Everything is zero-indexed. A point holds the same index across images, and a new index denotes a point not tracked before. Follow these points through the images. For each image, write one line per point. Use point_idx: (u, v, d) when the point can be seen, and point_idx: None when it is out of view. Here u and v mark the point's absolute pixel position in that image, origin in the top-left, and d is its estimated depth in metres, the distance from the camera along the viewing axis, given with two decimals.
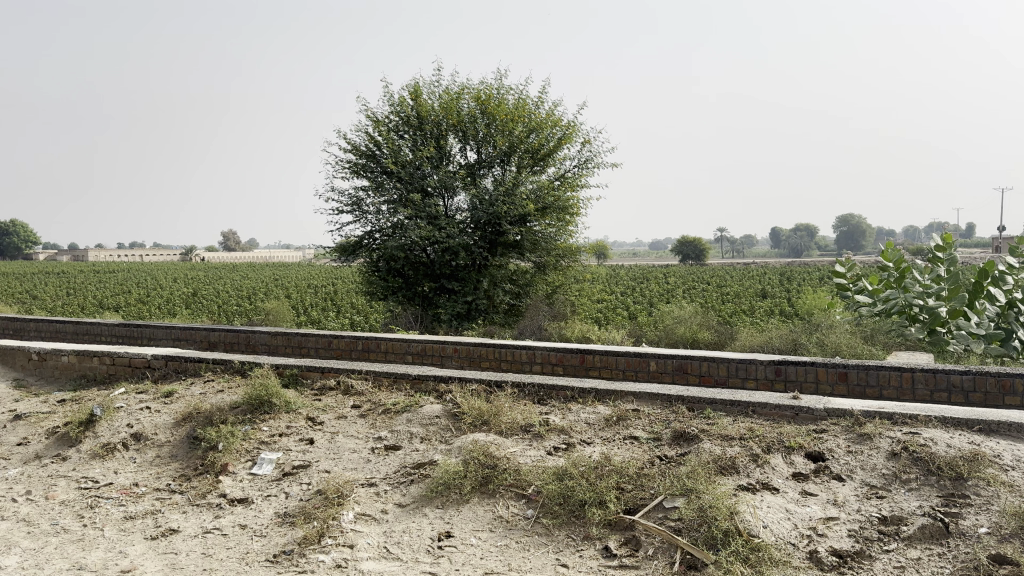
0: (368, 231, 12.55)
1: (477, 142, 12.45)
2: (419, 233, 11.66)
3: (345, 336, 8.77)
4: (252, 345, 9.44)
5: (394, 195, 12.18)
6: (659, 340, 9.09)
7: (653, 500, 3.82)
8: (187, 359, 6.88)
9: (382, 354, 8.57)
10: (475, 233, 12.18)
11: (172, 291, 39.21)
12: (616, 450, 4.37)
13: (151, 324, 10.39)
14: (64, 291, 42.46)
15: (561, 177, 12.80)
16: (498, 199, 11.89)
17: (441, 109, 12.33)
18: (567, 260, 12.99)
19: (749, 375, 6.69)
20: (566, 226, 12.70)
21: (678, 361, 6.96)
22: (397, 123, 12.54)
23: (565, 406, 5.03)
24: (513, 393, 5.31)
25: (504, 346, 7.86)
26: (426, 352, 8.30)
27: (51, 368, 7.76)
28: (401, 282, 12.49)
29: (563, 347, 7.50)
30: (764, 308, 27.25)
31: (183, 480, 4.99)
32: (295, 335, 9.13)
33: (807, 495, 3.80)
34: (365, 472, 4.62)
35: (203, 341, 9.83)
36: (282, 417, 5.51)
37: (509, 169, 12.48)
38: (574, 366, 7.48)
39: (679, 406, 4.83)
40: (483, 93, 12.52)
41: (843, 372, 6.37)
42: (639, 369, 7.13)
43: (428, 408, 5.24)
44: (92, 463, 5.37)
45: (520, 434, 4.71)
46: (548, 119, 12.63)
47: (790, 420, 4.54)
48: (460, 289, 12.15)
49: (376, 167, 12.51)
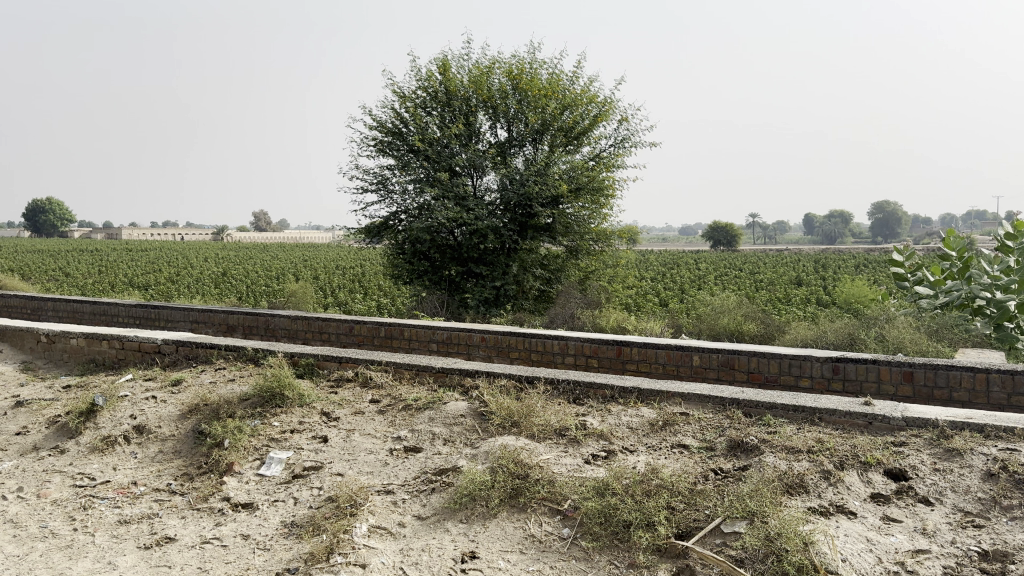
0: (393, 212, 12.10)
1: (508, 119, 11.88)
2: (447, 214, 11.18)
3: (368, 321, 8.33)
4: (271, 329, 9.04)
5: (420, 174, 11.70)
6: (699, 331, 8.54)
7: (709, 523, 3.31)
8: (197, 345, 6.47)
9: (405, 342, 8.12)
10: (504, 215, 11.66)
11: (202, 270, 39.26)
12: (664, 461, 3.87)
13: (168, 306, 10.05)
14: (96, 269, 42.78)
15: (597, 157, 12.21)
16: (530, 179, 11.34)
17: (471, 83, 11.80)
18: (601, 245, 12.44)
19: (804, 373, 6.14)
20: (600, 208, 12.13)
21: (724, 356, 6.40)
22: (425, 99, 12.03)
23: (603, 407, 4.52)
24: (546, 391, 4.80)
25: (535, 336, 7.36)
26: (452, 341, 7.85)
27: (60, 351, 7.43)
28: (427, 265, 12.03)
29: (598, 338, 6.98)
30: (799, 297, 26.48)
31: (185, 479, 4.58)
32: (315, 320, 8.71)
33: (890, 522, 3.25)
34: (381, 477, 4.16)
35: (221, 324, 9.47)
36: (294, 411, 5.07)
37: (542, 148, 11.91)
38: (610, 359, 6.97)
39: (734, 409, 4.29)
40: (515, 67, 11.96)
41: (909, 371, 5.81)
42: (681, 363, 6.61)
43: (453, 406, 4.76)
44: (90, 458, 4.99)
45: (554, 439, 4.21)
46: (583, 95, 12.04)
47: (862, 430, 3.99)
48: (488, 273, 11.67)
49: (402, 145, 12.03)
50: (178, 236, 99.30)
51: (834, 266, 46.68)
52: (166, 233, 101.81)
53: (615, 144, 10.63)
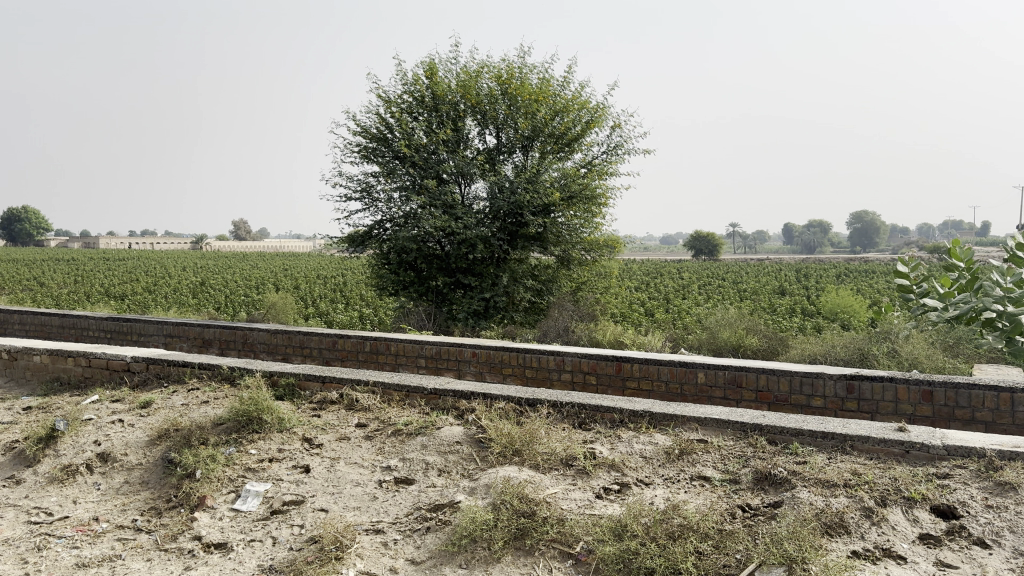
0: (378, 221, 11.70)
1: (497, 125, 11.53)
2: (434, 223, 10.80)
3: (352, 335, 7.91)
4: (250, 344, 8.59)
5: (406, 181, 11.32)
6: (700, 345, 8.21)
7: (743, 570, 2.93)
8: (169, 363, 6.03)
9: (392, 358, 7.71)
10: (494, 223, 11.28)
11: (180, 280, 38.57)
12: (685, 496, 3.49)
13: (141, 319, 9.57)
14: (71, 279, 41.88)
15: (589, 165, 11.89)
16: (520, 187, 10.99)
17: (459, 88, 11.46)
18: (593, 255, 12.11)
19: (816, 392, 5.81)
20: (592, 217, 11.80)
21: (731, 373, 6.06)
22: (411, 104, 11.67)
23: (612, 433, 4.14)
24: (549, 415, 4.42)
25: (529, 351, 6.98)
26: (441, 357, 7.45)
27: (22, 369, 6.95)
28: (413, 276, 11.64)
29: (596, 354, 6.61)
30: (784, 307, 26.33)
31: (152, 515, 4.14)
32: (296, 334, 8.27)
33: (946, 568, 2.88)
34: (370, 514, 3.75)
35: (197, 338, 8.99)
36: (273, 438, 4.64)
37: (532, 155, 11.57)
38: (609, 376, 6.59)
39: (756, 436, 3.93)
40: (504, 71, 11.64)
41: (928, 391, 5.51)
42: (685, 381, 6.26)
43: (447, 432, 4.37)
44: (48, 490, 4.53)
45: (561, 470, 3.82)
46: (575, 100, 11.72)
47: (899, 459, 3.63)
48: (477, 285, 11.31)
49: (387, 151, 11.63)
50: (156, 245, 98.06)
51: (817, 275, 46.73)
52: (144, 243, 100.47)
53: (608, 151, 10.29)
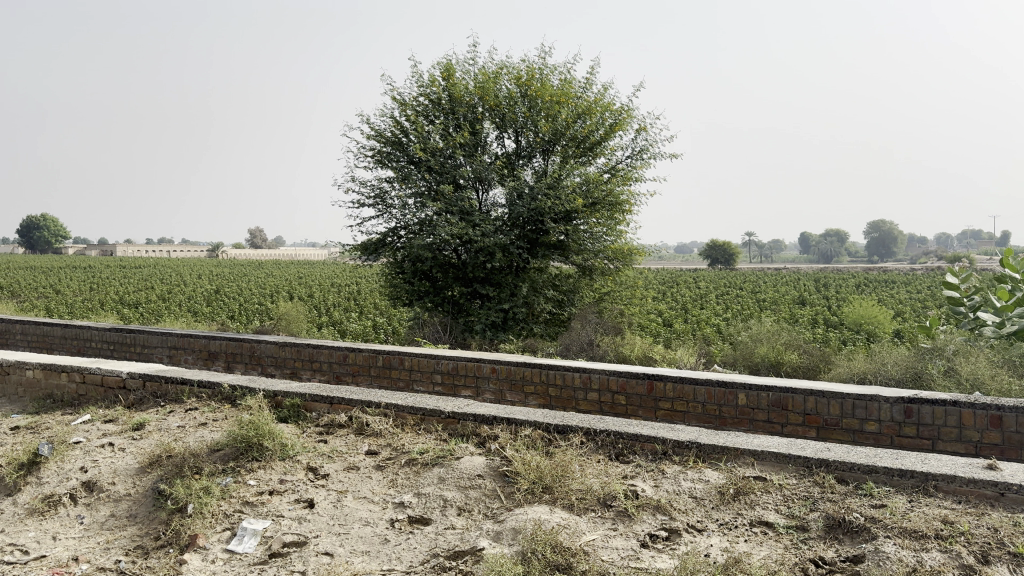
0: (392, 228, 11.27)
1: (516, 128, 11.09)
2: (451, 230, 10.37)
3: (364, 349, 7.45)
4: (257, 357, 8.15)
5: (421, 187, 10.89)
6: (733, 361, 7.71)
7: None
8: (166, 381, 5.59)
9: (406, 374, 7.25)
10: (513, 231, 10.82)
11: (193, 288, 38.44)
12: (746, 547, 2.98)
13: (145, 329, 9.17)
14: (85, 286, 41.76)
15: (613, 170, 11.42)
16: (541, 193, 10.54)
17: (477, 89, 11.05)
18: (617, 264, 11.63)
19: (870, 416, 5.33)
20: (616, 225, 11.33)
21: (775, 395, 5.58)
22: (427, 106, 11.27)
23: (655, 467, 3.65)
24: (582, 444, 3.94)
25: (553, 368, 6.50)
26: (458, 372, 6.98)
27: (14, 384, 6.54)
28: (429, 285, 11.19)
29: (626, 372, 6.11)
30: (806, 318, 25.73)
31: (137, 555, 3.68)
32: (305, 347, 7.83)
33: None
34: (380, 560, 3.27)
35: (202, 350, 8.57)
36: (274, 467, 4.18)
37: (553, 159, 11.12)
38: (640, 396, 6.09)
39: (822, 474, 3.44)
40: (524, 72, 11.21)
41: (996, 416, 4.98)
42: (724, 403, 5.76)
43: (468, 463, 3.89)
44: (27, 525, 4.09)
45: (599, 512, 3.33)
46: (598, 103, 11.27)
47: (993, 504, 3.13)
48: (495, 295, 10.86)
49: (402, 156, 11.22)
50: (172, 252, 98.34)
51: (837, 285, 46.03)
52: (160, 250, 100.88)
53: (633, 155, 9.80)
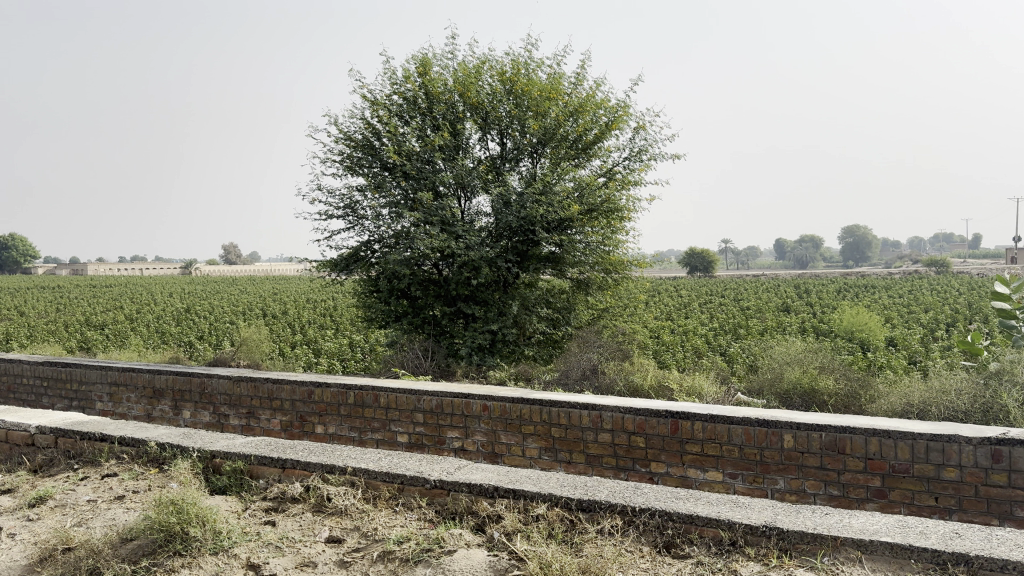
0: (365, 242, 10.23)
1: (502, 130, 10.14)
2: (431, 243, 9.33)
3: (332, 384, 6.40)
4: (209, 395, 7.06)
5: (396, 195, 9.86)
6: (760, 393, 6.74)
7: None
8: (82, 438, 4.50)
9: (382, 413, 6.20)
10: (499, 243, 9.83)
11: (162, 307, 37.06)
12: None
13: (83, 364, 8.01)
14: (50, 307, 40.24)
15: (609, 174, 10.48)
16: (531, 200, 9.57)
17: (457, 86, 10.09)
18: (615, 276, 10.69)
19: (949, 461, 4.36)
20: (614, 232, 10.37)
21: (829, 436, 4.64)
22: (402, 105, 10.28)
23: (724, 567, 2.64)
24: (616, 531, 2.92)
25: (556, 405, 5.47)
26: (443, 411, 5.93)
27: None
28: (407, 305, 10.18)
29: (644, 410, 5.11)
30: (796, 326, 25.04)
31: None
32: (263, 383, 6.74)
33: None
34: None
35: (147, 387, 7.45)
36: (202, 565, 3.10)
37: (542, 162, 10.19)
38: (662, 437, 5.08)
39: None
40: (509, 68, 10.26)
41: None
42: (766, 446, 4.79)
43: (465, 559, 2.83)
44: None
45: None
46: (590, 98, 10.33)
47: None
48: (482, 314, 9.86)
49: (375, 162, 10.21)
50: (145, 269, 96.32)
51: (822, 290, 45.62)
52: (132, 268, 98.68)
53: (631, 157, 8.82)
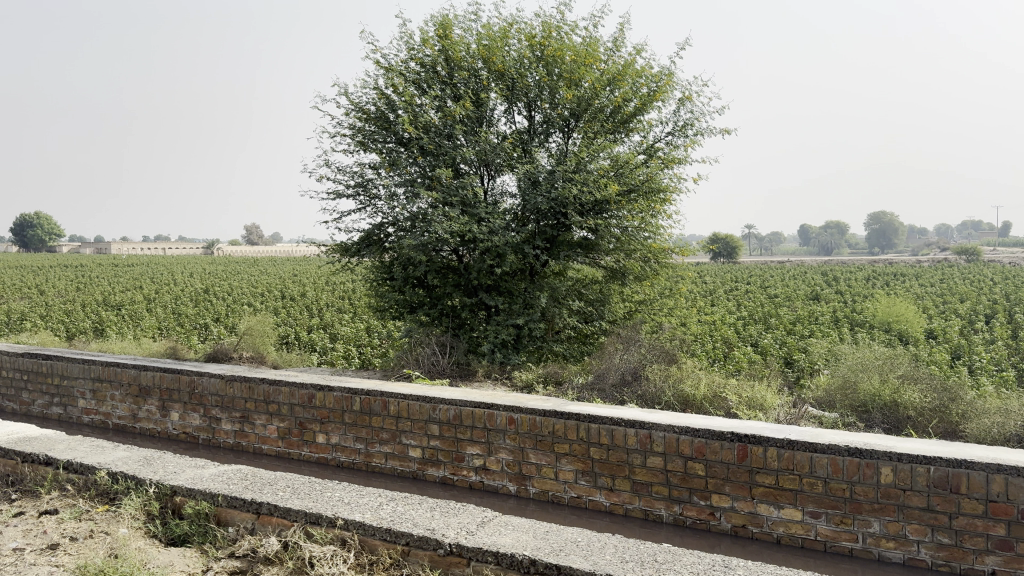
0: (378, 223, 9.40)
1: (530, 101, 9.26)
2: (450, 226, 8.44)
3: (335, 388, 5.56)
4: (198, 396, 6.27)
5: (412, 173, 8.99)
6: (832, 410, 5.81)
7: None
8: (24, 460, 3.71)
9: (391, 422, 5.36)
10: (525, 227, 8.97)
11: (179, 288, 36.57)
12: None
13: (66, 356, 7.26)
14: (69, 286, 39.88)
15: (648, 151, 9.55)
16: (562, 179, 8.69)
17: (481, 52, 9.20)
18: (654, 264, 9.81)
19: None
20: (653, 216, 9.48)
21: (939, 472, 3.70)
22: (420, 72, 9.40)
23: None
24: None
25: (596, 421, 4.59)
26: (462, 423, 5.07)
27: None
28: (424, 294, 9.38)
29: (705, 431, 4.22)
30: (830, 316, 24.03)
31: None
32: (258, 384, 5.92)
33: None
34: None
35: (132, 385, 6.68)
36: None
37: (574, 138, 9.30)
38: (726, 465, 4.20)
39: None
40: (539, 32, 9.35)
41: None
42: (857, 480, 3.89)
43: None
44: None
45: None
46: (629, 66, 9.40)
47: None
48: (506, 306, 9.03)
49: (390, 136, 9.36)
50: (166, 249, 96.61)
51: (851, 278, 44.52)
52: (153, 247, 98.80)
53: (674, 131, 7.88)
